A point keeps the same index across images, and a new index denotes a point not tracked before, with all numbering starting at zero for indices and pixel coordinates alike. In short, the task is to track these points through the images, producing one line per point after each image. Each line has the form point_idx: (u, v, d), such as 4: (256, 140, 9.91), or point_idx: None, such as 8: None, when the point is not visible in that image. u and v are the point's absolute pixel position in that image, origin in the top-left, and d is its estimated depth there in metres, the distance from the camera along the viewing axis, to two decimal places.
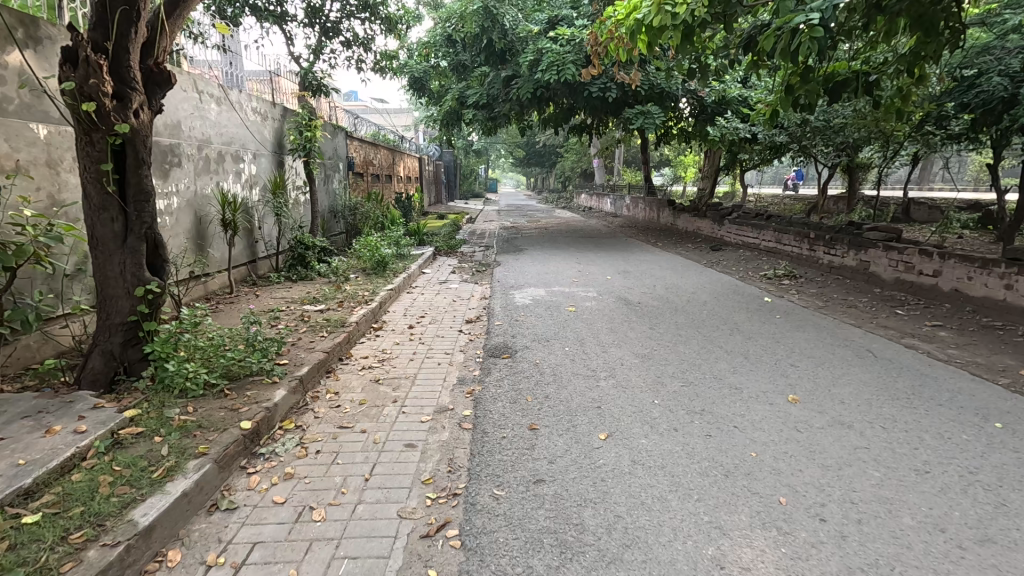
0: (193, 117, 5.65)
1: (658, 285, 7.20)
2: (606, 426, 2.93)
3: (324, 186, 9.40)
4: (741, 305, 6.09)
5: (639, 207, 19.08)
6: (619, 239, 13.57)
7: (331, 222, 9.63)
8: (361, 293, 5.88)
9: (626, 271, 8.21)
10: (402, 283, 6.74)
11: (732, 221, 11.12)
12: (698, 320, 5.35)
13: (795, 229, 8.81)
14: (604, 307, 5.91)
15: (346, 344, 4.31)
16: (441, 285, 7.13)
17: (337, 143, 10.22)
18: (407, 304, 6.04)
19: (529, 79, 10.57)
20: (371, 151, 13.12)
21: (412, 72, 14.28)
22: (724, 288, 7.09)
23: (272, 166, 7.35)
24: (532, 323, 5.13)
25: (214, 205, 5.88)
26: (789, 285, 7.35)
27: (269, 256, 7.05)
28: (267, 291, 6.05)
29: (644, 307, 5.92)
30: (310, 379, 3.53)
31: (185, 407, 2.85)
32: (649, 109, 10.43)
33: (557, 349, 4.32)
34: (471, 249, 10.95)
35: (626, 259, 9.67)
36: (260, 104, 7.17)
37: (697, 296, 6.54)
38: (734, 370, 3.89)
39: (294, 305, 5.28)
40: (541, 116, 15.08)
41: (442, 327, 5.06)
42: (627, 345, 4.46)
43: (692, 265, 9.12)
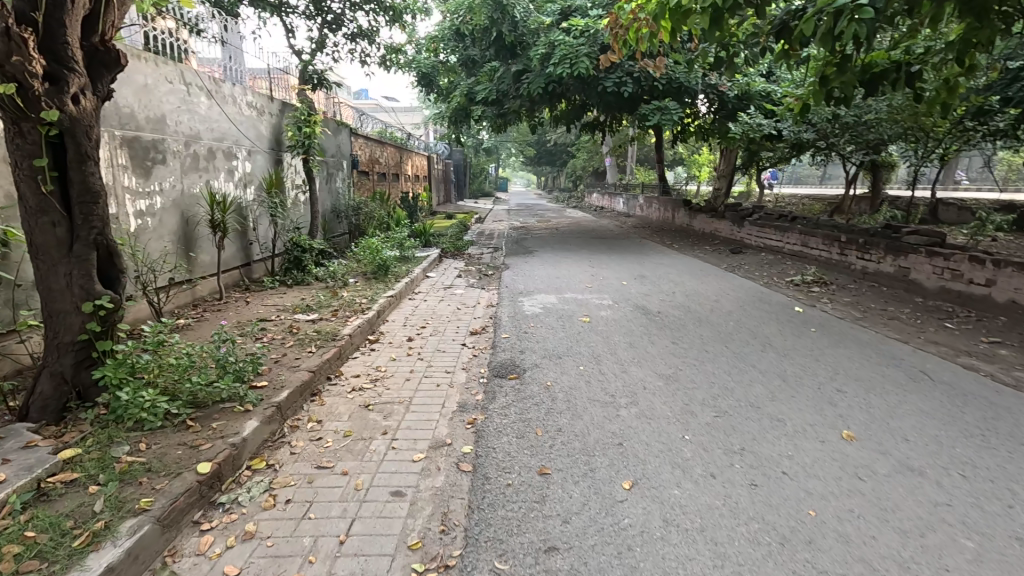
0: (181, 110, 5.24)
1: (678, 292, 6.70)
2: (630, 471, 2.47)
3: (326, 185, 9.02)
4: (771, 315, 5.57)
5: (653, 207, 18.53)
6: (633, 241, 13.06)
7: (333, 222, 9.25)
8: (359, 301, 5.47)
9: (643, 276, 7.72)
10: (404, 288, 6.33)
11: (752, 223, 10.57)
12: (725, 334, 4.86)
13: (823, 232, 8.26)
14: (621, 317, 5.44)
15: (336, 361, 3.89)
16: (446, 291, 6.71)
17: (340, 140, 9.83)
18: (408, 312, 5.61)
19: (541, 74, 10.10)
20: (377, 149, 12.74)
21: (420, 68, 13.88)
22: (750, 296, 6.57)
23: (269, 164, 6.97)
24: (542, 335, 4.68)
25: (203, 205, 5.50)
26: (820, 292, 6.82)
27: (264, 259, 6.68)
28: (259, 297, 5.66)
29: (665, 317, 5.44)
30: (290, 406, 3.11)
31: (137, 444, 2.45)
32: (667, 105, 9.92)
33: (570, 369, 3.86)
34: (479, 251, 10.52)
35: (641, 263, 9.15)
36: (256, 98, 6.78)
37: (722, 305, 6.04)
38: (774, 396, 3.41)
39: (285, 315, 4.88)
40: (553, 113, 14.61)
41: (443, 340, 4.62)
42: (649, 364, 3.99)
43: (712, 270, 8.60)
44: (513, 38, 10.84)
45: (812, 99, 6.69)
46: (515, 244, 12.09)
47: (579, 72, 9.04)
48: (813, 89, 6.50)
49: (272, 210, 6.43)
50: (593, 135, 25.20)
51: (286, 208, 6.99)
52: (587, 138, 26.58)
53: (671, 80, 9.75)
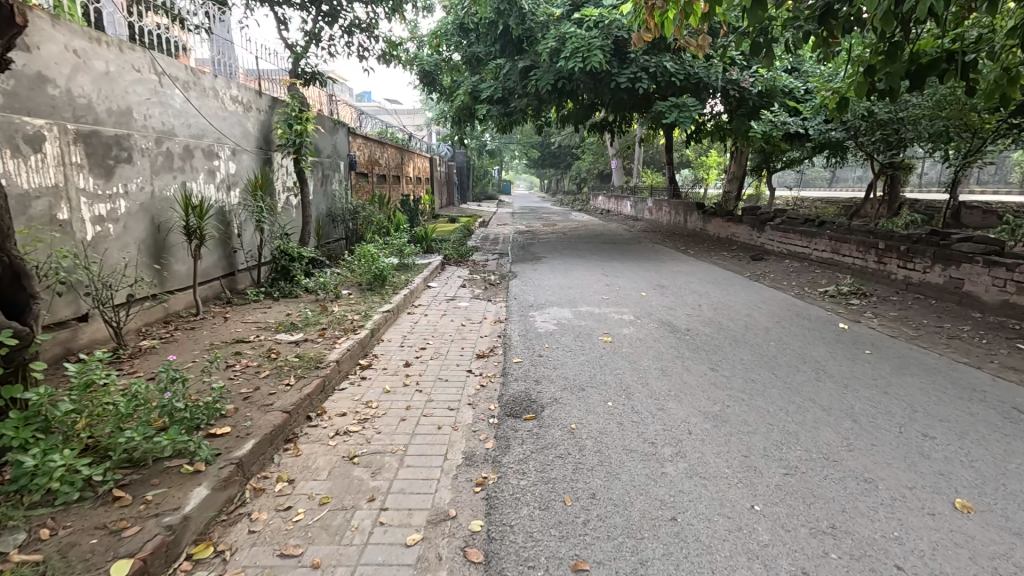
0: (152, 102, 4.65)
1: (705, 306, 6.07)
2: (696, 567, 1.87)
3: (320, 187, 8.43)
4: (815, 334, 4.94)
5: (662, 210, 17.92)
6: (645, 246, 12.44)
7: (328, 227, 8.66)
8: (350, 316, 4.87)
9: (662, 287, 7.10)
10: (402, 301, 5.73)
11: (774, 227, 9.93)
12: (769, 357, 4.24)
13: (857, 238, 7.63)
14: (646, 335, 4.82)
15: (318, 395, 3.28)
16: (449, 303, 6.11)
17: (336, 140, 9.25)
18: (406, 329, 5.01)
19: (550, 70, 9.52)
20: (377, 150, 12.15)
21: (423, 65, 13.31)
22: (785, 310, 5.94)
23: (255, 164, 6.38)
24: (559, 360, 4.06)
25: (177, 210, 4.90)
26: (861, 305, 6.19)
27: (249, 268, 6.09)
28: (239, 312, 5.07)
29: (696, 336, 4.81)
30: (256, 460, 2.51)
31: (40, 529, 1.86)
32: (685, 102, 9.30)
33: (597, 405, 3.24)
34: (483, 257, 9.91)
35: (658, 271, 8.52)
36: (242, 92, 6.20)
37: (756, 321, 5.41)
38: (850, 445, 2.79)
39: (265, 336, 4.27)
40: (560, 112, 14.04)
41: (446, 365, 4.01)
42: (689, 398, 3.37)
43: (736, 279, 7.98)
44: (521, 31, 10.26)
45: (853, 92, 6.06)
46: (520, 249, 11.48)
47: (593, 66, 8.45)
48: (856, 82, 5.88)
49: (257, 216, 5.84)
50: (599, 136, 24.62)
51: (274, 212, 6.40)
52: (593, 139, 26.00)
53: (691, 74, 9.13)
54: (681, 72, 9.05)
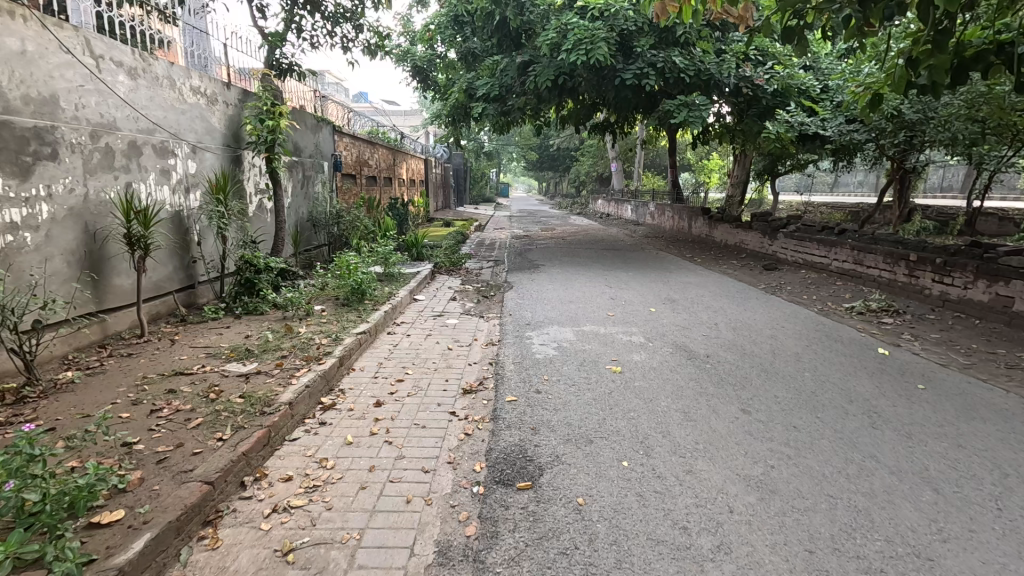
0: (87, 90, 3.98)
1: (723, 325, 5.43)
2: None
3: (299, 190, 7.77)
4: (854, 363, 4.30)
5: (665, 214, 17.32)
6: (648, 254, 11.82)
7: (308, 232, 8.01)
8: (317, 340, 4.19)
9: (672, 301, 6.47)
10: (383, 319, 5.07)
11: (788, 235, 9.30)
12: (807, 394, 3.60)
13: (883, 248, 7.00)
14: (660, 363, 4.18)
15: (259, 453, 2.60)
16: (436, 320, 5.45)
17: (319, 138, 8.61)
18: (383, 355, 4.34)
19: (550, 64, 8.88)
20: (367, 149, 11.53)
21: (416, 61, 12.67)
22: (813, 330, 5.30)
23: (220, 163, 5.70)
24: (561, 400, 3.40)
25: (118, 215, 4.23)
26: (895, 325, 5.55)
27: (210, 280, 5.41)
28: (190, 334, 4.40)
29: (719, 365, 4.17)
30: (151, 564, 1.84)
31: None
32: (695, 100, 8.66)
33: (609, 467, 2.59)
34: (478, 265, 9.24)
35: (666, 282, 7.90)
36: (206, 83, 5.54)
37: (783, 345, 4.75)
38: (942, 533, 2.13)
39: (212, 366, 3.61)
40: (559, 112, 13.44)
41: (424, 405, 3.35)
42: (723, 456, 2.71)
43: (751, 292, 7.35)
44: (519, 23, 9.68)
45: (888, 86, 5.45)
46: (517, 256, 10.82)
47: (596, 59, 7.87)
48: (892, 75, 5.27)
49: (218, 221, 5.17)
50: (599, 138, 24.03)
51: (242, 218, 5.74)
52: (593, 140, 25.42)
53: (701, 71, 8.50)
54: (691, 68, 8.43)
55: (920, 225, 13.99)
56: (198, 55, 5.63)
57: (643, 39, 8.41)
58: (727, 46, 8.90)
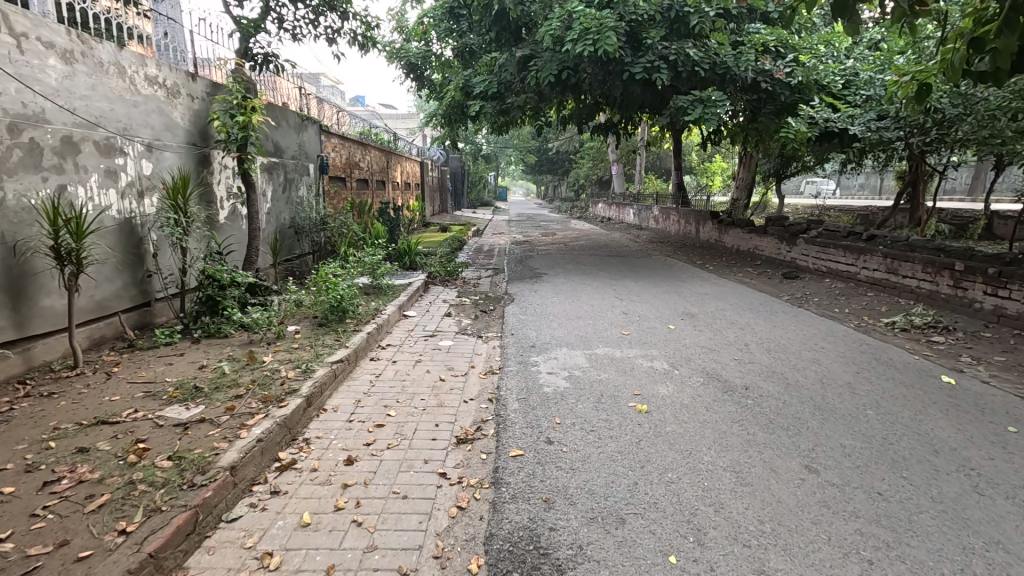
0: (3, 74, 3.31)
1: (755, 347, 4.77)
2: None
3: (280, 194, 7.10)
4: (920, 396, 3.64)
5: (669, 218, 16.72)
6: (656, 260, 11.20)
7: (290, 240, 7.34)
8: (282, 372, 3.51)
9: (691, 316, 5.81)
10: (365, 343, 4.40)
11: (809, 240, 8.65)
12: (880, 441, 2.94)
13: (922, 256, 6.36)
14: (693, 399, 3.50)
15: (177, 549, 1.91)
16: (429, 342, 4.79)
17: (302, 138, 7.94)
18: (363, 388, 3.65)
19: (553, 58, 8.28)
20: (357, 151, 10.89)
21: (409, 58, 12.05)
22: (859, 353, 4.63)
23: (181, 163, 5.02)
24: (578, 457, 2.72)
25: (44, 225, 3.54)
26: (950, 344, 4.90)
27: (168, 297, 4.71)
28: (133, 364, 3.70)
29: (762, 400, 3.51)
30: None
31: None
32: (711, 95, 7.96)
33: (653, 567, 1.92)
34: (475, 275, 8.56)
35: (680, 293, 7.26)
36: (165, 72, 4.85)
37: (831, 373, 4.09)
38: None
39: (147, 411, 2.92)
40: (560, 112, 12.84)
41: (406, 464, 2.67)
42: (802, 546, 2.04)
43: (775, 304, 6.71)
44: (518, 15, 9.10)
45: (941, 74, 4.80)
46: (517, 264, 10.16)
47: (604, 49, 7.29)
48: (947, 61, 4.63)
49: (175, 230, 4.47)
50: (600, 140, 23.45)
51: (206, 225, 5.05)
52: (593, 142, 24.84)
53: (716, 65, 7.88)
54: (706, 60, 7.79)
55: (936, 229, 13.39)
56: (169, 47, 5.14)
57: (654, 30, 7.80)
58: (743, 39, 8.28)
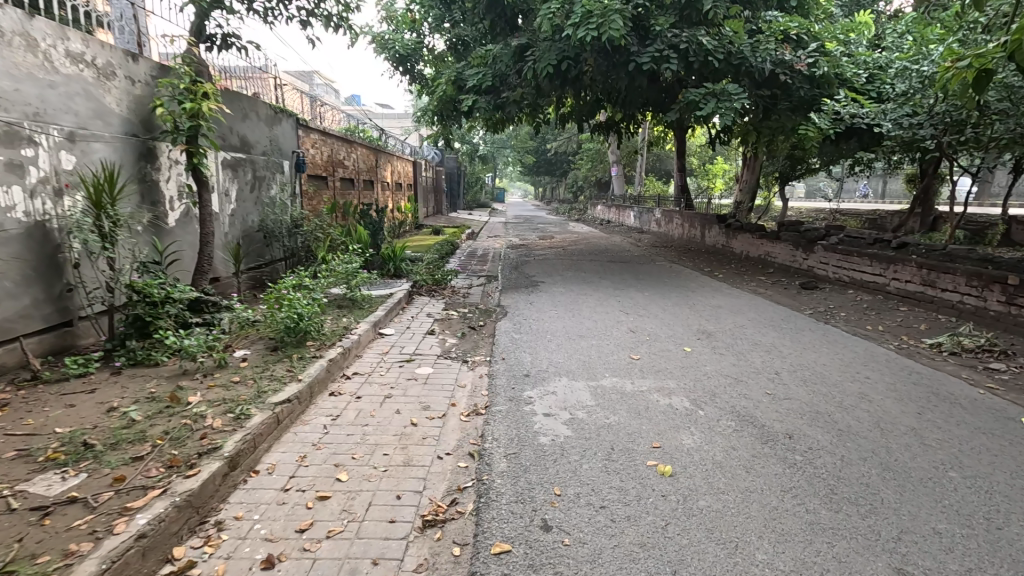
0: None
1: (787, 376, 4.07)
2: None
3: (245, 194, 6.37)
4: (1006, 449, 2.93)
5: (672, 221, 16.04)
6: (661, 267, 10.51)
7: (258, 244, 6.62)
8: (207, 419, 2.76)
9: (708, 336, 5.10)
10: (325, 373, 3.65)
11: (829, 247, 7.97)
12: (985, 526, 2.22)
13: (966, 267, 5.69)
14: (728, 454, 2.78)
15: None
16: (405, 369, 4.06)
17: (274, 133, 7.19)
18: (311, 438, 2.90)
19: (552, 48, 7.60)
20: (342, 148, 10.17)
21: (400, 50, 11.32)
22: (911, 384, 3.93)
23: (113, 157, 4.25)
24: (587, 554, 1.98)
25: None
26: (1014, 373, 4.21)
27: (94, 316, 3.96)
28: (25, 405, 2.94)
29: (812, 455, 2.80)
30: None
31: None
32: (726, 88, 7.20)
33: None
34: (466, 284, 7.84)
35: (692, 306, 6.56)
36: (93, 48, 4.09)
37: (887, 414, 3.38)
38: None
39: (7, 483, 2.17)
40: (559, 108, 12.16)
41: (347, 567, 1.92)
42: None
43: (799, 320, 6.02)
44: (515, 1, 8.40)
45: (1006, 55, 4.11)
46: (513, 271, 9.43)
47: (609, 34, 6.61)
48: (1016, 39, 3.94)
49: (92, 239, 3.64)
50: (600, 139, 22.78)
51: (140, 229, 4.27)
52: (593, 142, 24.18)
53: (732, 55, 7.18)
54: (721, 50, 7.09)
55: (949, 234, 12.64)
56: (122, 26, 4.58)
57: (662, 16, 7.12)
58: (760, 27, 7.60)
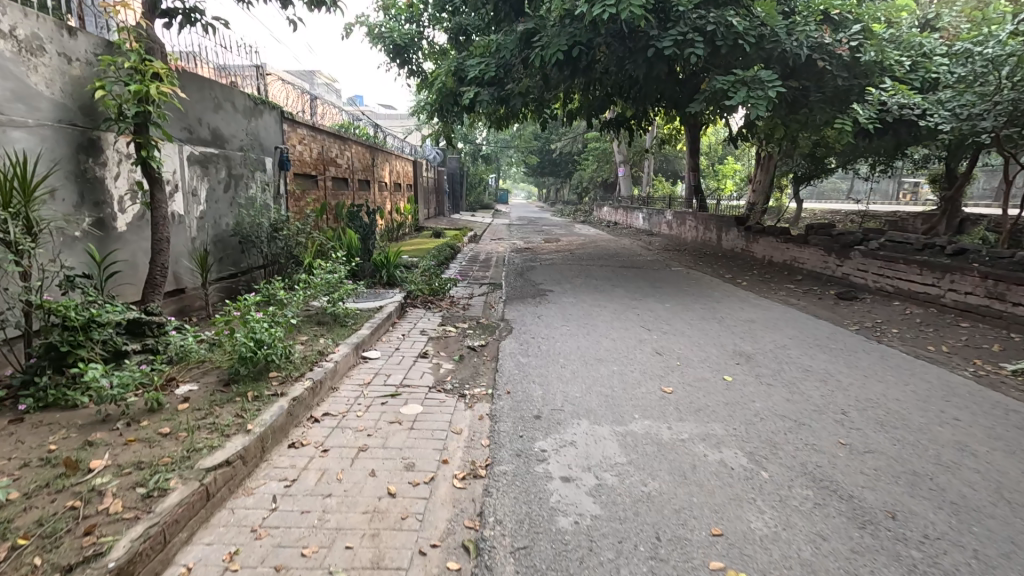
0: None
1: (857, 418, 3.30)
2: None
3: (217, 194, 5.65)
4: None
5: (684, 224, 15.28)
6: (677, 273, 9.76)
7: (232, 250, 5.90)
8: (105, 500, 2.02)
9: (746, 362, 4.36)
10: (284, 417, 2.91)
11: (869, 254, 7.20)
12: None
13: None
14: (819, 549, 2.02)
15: None
16: (388, 408, 3.33)
17: (252, 125, 6.45)
18: (250, 521, 2.15)
19: (562, 32, 6.87)
20: (334, 145, 9.46)
21: (396, 40, 10.60)
22: (1014, 428, 3.17)
23: (36, 149, 3.50)
24: None
25: None
26: None
27: (5, 342, 3.21)
28: None
29: (932, 548, 2.06)
30: None
31: None
32: (758, 74, 6.41)
33: None
34: (467, 293, 7.13)
35: (721, 321, 5.80)
36: (11, 16, 3.36)
37: (1003, 475, 2.62)
38: None
39: None
40: (566, 103, 11.43)
41: None
42: None
43: (847, 339, 5.26)
44: None
45: None
46: (517, 278, 8.70)
47: (628, 13, 5.86)
48: None
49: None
50: (607, 138, 22.04)
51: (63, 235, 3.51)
52: (599, 142, 23.46)
53: (764, 37, 6.41)
54: (752, 32, 6.32)
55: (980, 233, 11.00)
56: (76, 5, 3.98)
57: None
58: (794, 8, 6.84)
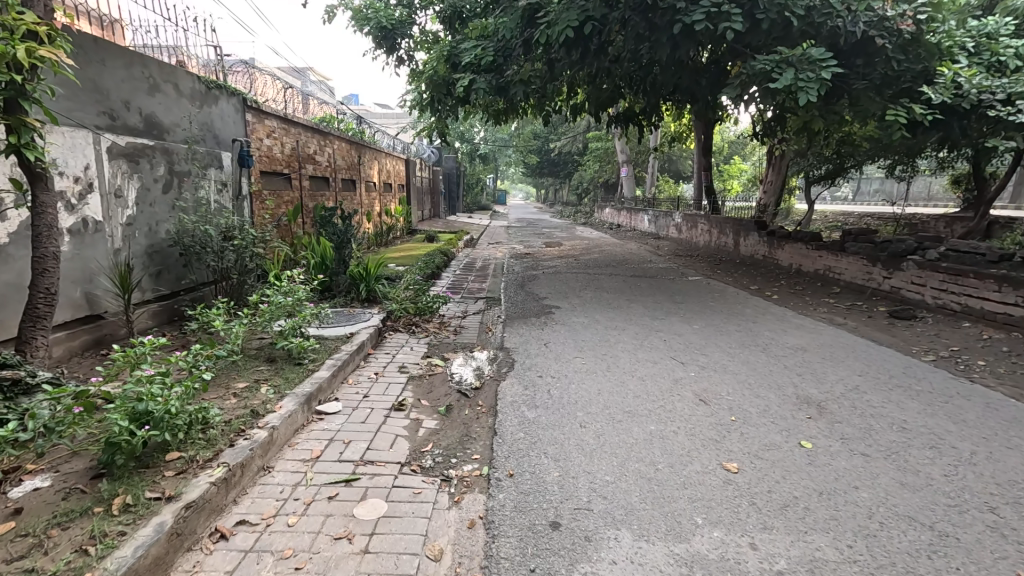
0: None
1: (1019, 521, 2.27)
2: None
3: (151, 194, 4.60)
4: None
5: (695, 227, 14.27)
6: (696, 284, 8.73)
7: (171, 261, 4.84)
8: None
9: (821, 416, 3.32)
10: (160, 547, 1.84)
11: (927, 265, 6.18)
12: None
13: None
14: None
15: None
16: (337, 508, 2.27)
17: (202, 113, 5.38)
18: None
19: (570, 6, 5.85)
20: (312, 140, 8.43)
21: (382, 24, 9.53)
22: None
23: None
24: None
25: None
26: None
27: None
28: None
29: None
30: None
31: None
32: (807, 52, 5.39)
33: None
34: (459, 311, 6.08)
35: (767, 351, 4.77)
36: None
37: None
38: None
39: None
40: (570, 96, 10.39)
41: None
42: None
43: (931, 376, 4.22)
44: None
45: None
46: (518, 290, 7.65)
47: None
48: None
49: None
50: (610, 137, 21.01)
51: None
52: (602, 140, 22.43)
53: (813, 9, 5.39)
54: (800, 2, 5.30)
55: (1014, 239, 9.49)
56: None
57: None
58: None
